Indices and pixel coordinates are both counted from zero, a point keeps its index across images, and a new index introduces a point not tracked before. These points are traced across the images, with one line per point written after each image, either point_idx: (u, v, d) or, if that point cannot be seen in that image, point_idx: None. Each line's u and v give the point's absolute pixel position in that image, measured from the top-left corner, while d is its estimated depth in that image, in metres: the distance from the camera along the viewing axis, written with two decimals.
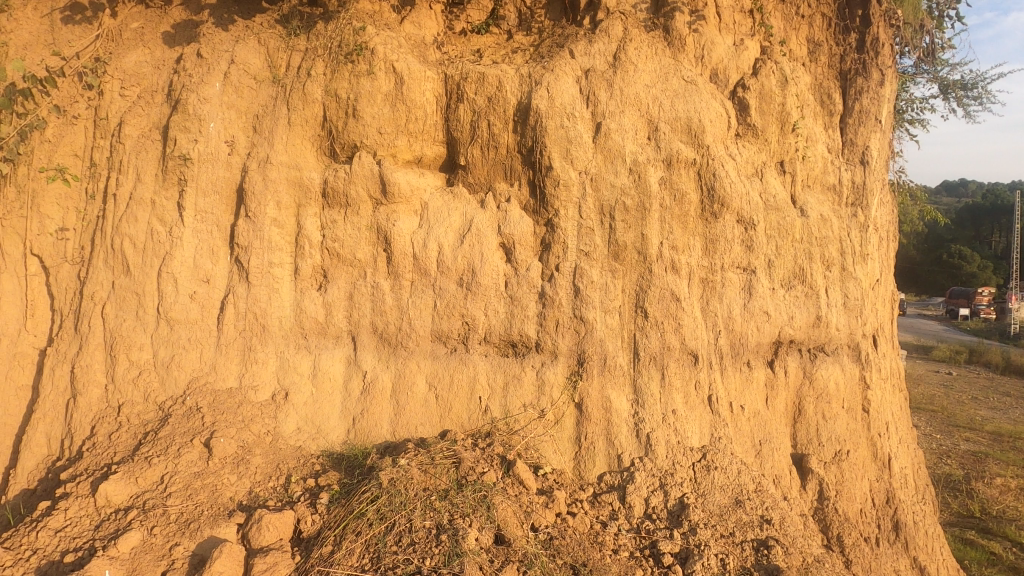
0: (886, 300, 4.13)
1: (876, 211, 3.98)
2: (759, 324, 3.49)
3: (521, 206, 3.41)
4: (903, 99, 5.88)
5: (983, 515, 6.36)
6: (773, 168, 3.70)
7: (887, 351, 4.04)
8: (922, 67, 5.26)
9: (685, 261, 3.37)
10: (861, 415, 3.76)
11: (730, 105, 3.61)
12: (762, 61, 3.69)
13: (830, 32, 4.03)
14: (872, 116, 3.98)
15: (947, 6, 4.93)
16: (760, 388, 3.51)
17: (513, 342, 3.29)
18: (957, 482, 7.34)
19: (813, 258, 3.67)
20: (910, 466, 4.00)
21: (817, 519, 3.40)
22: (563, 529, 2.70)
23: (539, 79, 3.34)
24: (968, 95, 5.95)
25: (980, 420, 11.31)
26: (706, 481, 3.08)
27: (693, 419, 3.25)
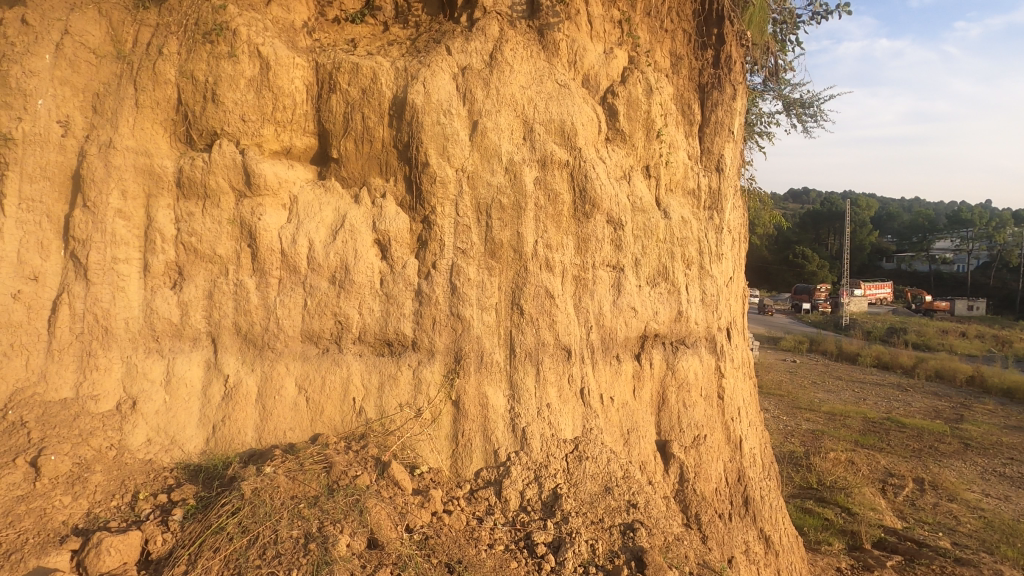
0: (737, 295, 4.54)
1: (729, 214, 4.36)
2: (626, 319, 3.69)
3: (397, 203, 3.35)
4: (754, 114, 6.47)
5: (819, 486, 7.19)
6: (639, 171, 3.92)
7: (738, 343, 4.44)
8: (769, 85, 5.82)
9: (559, 258, 3.47)
10: (717, 402, 4.09)
11: (600, 111, 3.78)
12: (630, 70, 3.89)
13: (691, 47, 4.33)
14: (725, 127, 4.35)
15: (789, 32, 5.49)
16: (628, 379, 3.71)
17: (389, 340, 3.22)
18: (799, 458, 8.25)
19: (675, 258, 3.94)
20: (759, 445, 4.42)
21: (678, 500, 3.65)
22: (438, 528, 2.68)
23: (415, 73, 3.29)
24: (807, 112, 6.66)
25: (818, 402, 12.80)
26: (578, 471, 3.20)
27: (567, 412, 3.36)
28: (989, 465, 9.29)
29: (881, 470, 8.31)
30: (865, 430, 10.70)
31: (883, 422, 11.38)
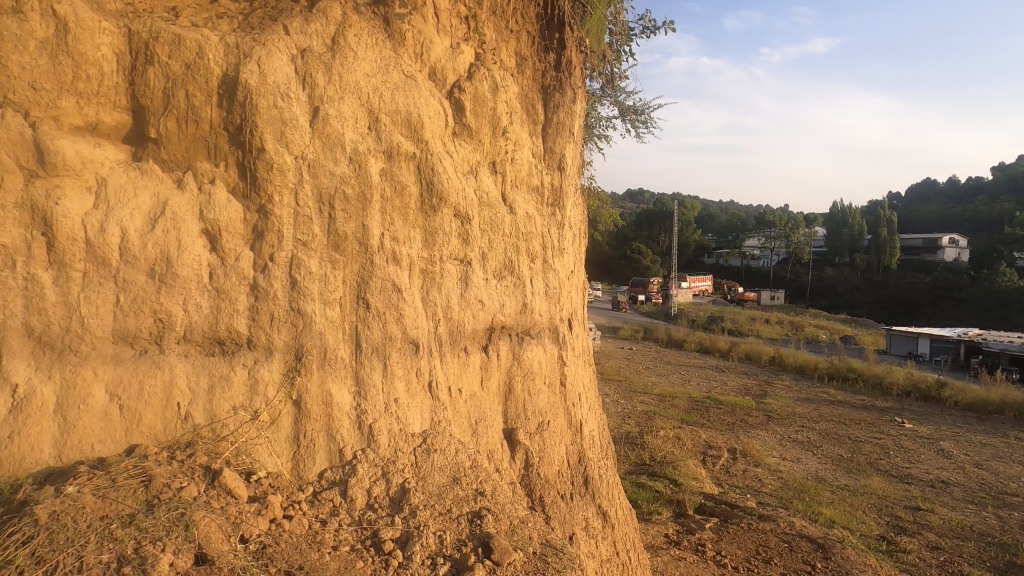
0: (578, 287, 4.82)
1: (570, 211, 4.62)
2: (474, 312, 3.77)
3: (228, 190, 3.10)
4: (593, 117, 6.88)
5: (651, 462, 7.89)
6: (486, 167, 4.00)
7: (579, 333, 4.72)
8: (606, 91, 6.23)
9: (406, 251, 3.44)
10: (560, 389, 4.32)
11: (447, 105, 3.79)
12: (476, 67, 3.95)
13: (534, 49, 4.51)
14: (566, 128, 4.61)
15: (623, 43, 5.91)
16: (476, 371, 3.78)
17: (220, 339, 2.97)
18: (635, 437, 8.98)
19: (520, 252, 4.09)
20: (598, 428, 4.74)
21: (524, 485, 3.79)
22: (277, 536, 2.53)
23: (248, 51, 3.05)
24: (639, 119, 7.22)
25: (651, 385, 14.04)
26: (426, 464, 3.20)
27: (414, 405, 3.34)
28: (785, 432, 10.81)
29: (702, 443, 9.32)
30: (689, 408, 11.92)
31: (704, 400, 12.76)
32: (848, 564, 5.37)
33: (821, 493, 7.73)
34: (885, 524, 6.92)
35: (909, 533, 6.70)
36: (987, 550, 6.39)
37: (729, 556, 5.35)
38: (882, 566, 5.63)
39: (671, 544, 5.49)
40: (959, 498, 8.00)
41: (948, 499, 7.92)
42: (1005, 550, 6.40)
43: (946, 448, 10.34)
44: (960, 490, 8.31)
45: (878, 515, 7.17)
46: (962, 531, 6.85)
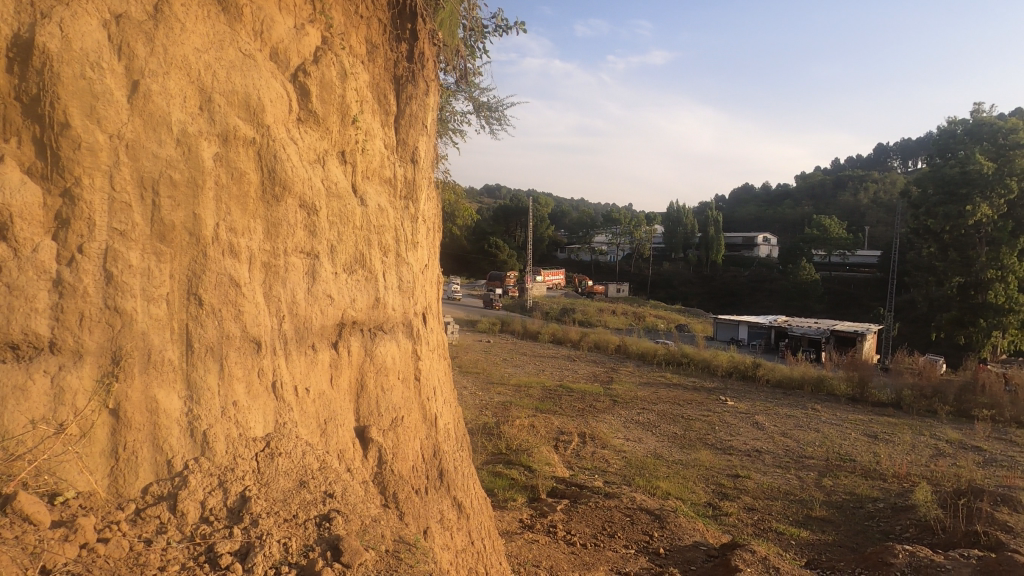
0: (433, 281, 4.81)
1: (423, 205, 4.59)
2: (322, 307, 3.61)
3: (22, 169, 2.65)
4: (448, 111, 6.88)
5: (507, 450, 8.13)
6: (334, 157, 3.84)
7: (433, 327, 4.71)
8: (460, 86, 6.26)
9: (245, 243, 3.21)
10: (414, 383, 4.28)
11: (291, 89, 3.58)
12: (322, 51, 3.78)
13: (385, 38, 4.42)
14: (419, 120, 4.58)
15: (478, 39, 5.97)
16: (325, 369, 3.63)
17: (13, 343, 2.54)
18: (492, 428, 9.19)
19: (371, 245, 3.98)
20: (453, 420, 4.77)
21: (377, 483, 3.71)
22: (90, 563, 2.24)
23: (47, 11, 2.63)
24: (493, 116, 7.34)
25: (507, 376, 14.45)
26: (269, 469, 3.01)
27: (256, 408, 3.13)
28: (628, 415, 11.66)
29: (555, 430, 9.76)
30: (543, 397, 12.43)
31: (556, 389, 13.37)
32: (680, 531, 5.92)
33: (659, 468, 8.46)
34: (711, 492, 7.74)
35: (730, 498, 7.55)
36: (790, 506, 7.39)
37: (578, 534, 5.67)
38: (708, 529, 6.30)
39: (525, 529, 5.69)
40: (769, 463, 9.18)
41: (761, 465, 9.05)
42: (804, 505, 7.46)
43: (759, 421, 11.79)
44: (770, 456, 9.52)
45: (706, 485, 8.00)
46: (772, 492, 7.86)
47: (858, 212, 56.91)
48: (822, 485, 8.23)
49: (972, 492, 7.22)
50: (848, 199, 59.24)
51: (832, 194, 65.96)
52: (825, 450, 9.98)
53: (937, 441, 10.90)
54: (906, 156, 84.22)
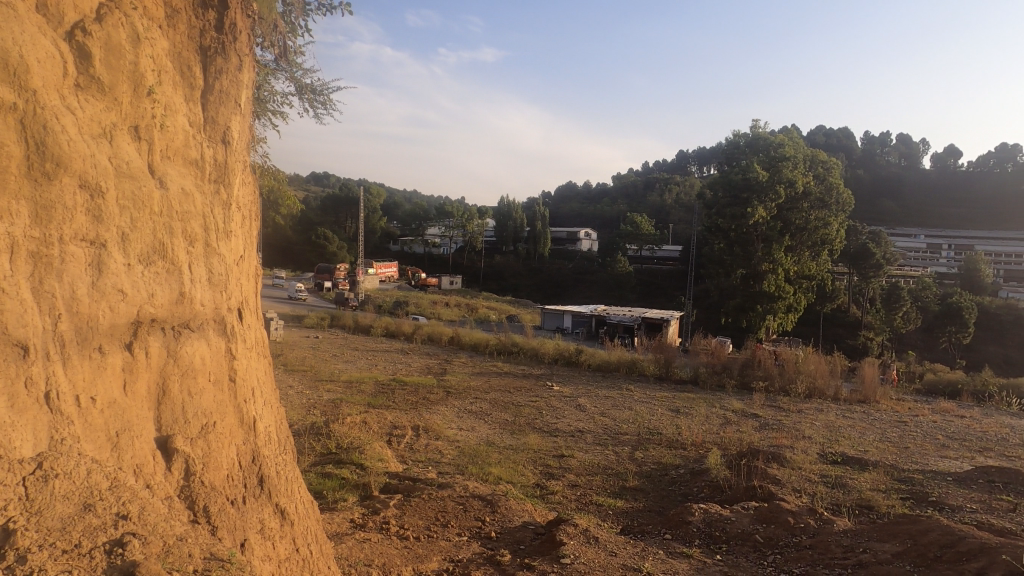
0: (248, 273, 4.44)
1: (237, 189, 4.22)
2: (112, 304, 3.15)
3: None
4: (266, 91, 6.38)
5: (337, 450, 7.83)
6: (125, 132, 3.36)
7: (250, 323, 4.35)
8: (279, 64, 5.83)
9: (4, 229, 2.67)
10: (227, 385, 3.92)
11: (66, 50, 3.06)
12: (108, 9, 3.29)
13: (188, 2, 3.96)
14: (231, 98, 4.20)
15: (299, 15, 5.59)
16: (116, 374, 3.17)
17: None
18: (320, 427, 8.78)
19: (174, 234, 3.56)
20: (274, 422, 4.45)
21: (183, 497, 3.33)
22: None
23: None
24: (317, 99, 6.96)
25: (337, 372, 13.90)
26: (43, 495, 2.55)
27: (22, 423, 2.64)
28: (461, 405, 11.84)
29: (388, 425, 9.59)
30: (376, 392, 12.14)
31: (389, 383, 13.14)
32: (509, 513, 6.16)
33: (490, 455, 8.70)
34: (538, 473, 8.14)
35: (556, 477, 8.02)
36: (608, 479, 8.05)
37: (411, 527, 5.64)
38: (536, 508, 6.64)
39: (356, 528, 5.51)
40: (590, 442, 9.90)
41: (583, 444, 9.73)
42: (619, 477, 8.17)
43: (581, 403, 12.67)
44: (591, 435, 10.27)
45: (534, 467, 8.41)
46: (592, 468, 8.50)
47: (664, 211, 63.50)
48: (635, 458, 9.07)
49: (751, 453, 8.47)
50: (656, 199, 65.79)
51: (642, 194, 72.78)
52: (637, 426, 11.02)
53: (725, 411, 12.58)
54: (701, 162, 95.66)
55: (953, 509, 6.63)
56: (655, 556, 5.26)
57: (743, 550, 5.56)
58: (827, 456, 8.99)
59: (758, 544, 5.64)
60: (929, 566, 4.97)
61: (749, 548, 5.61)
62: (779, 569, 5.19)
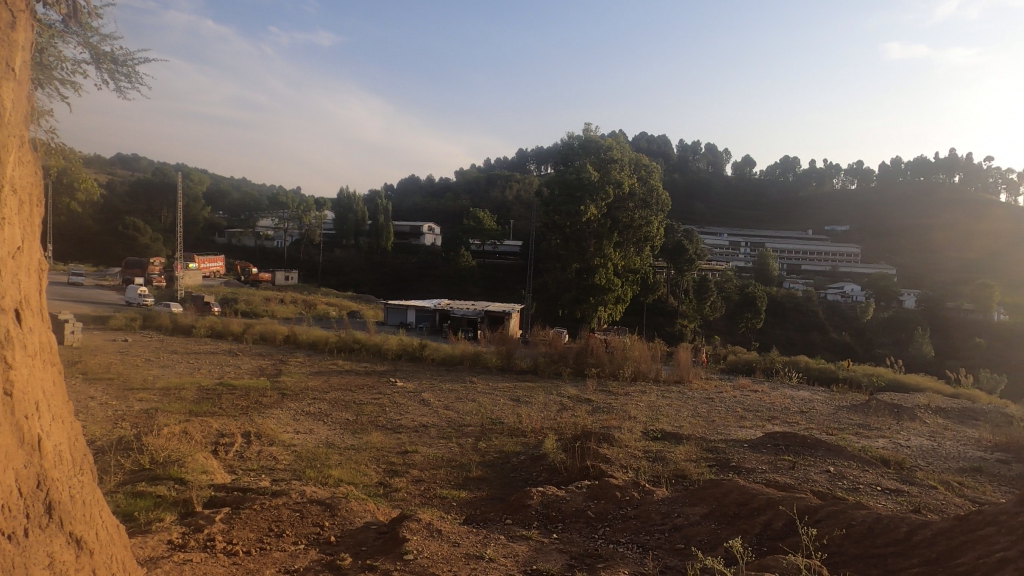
0: (29, 269, 3.80)
1: (10, 170, 3.60)
2: None
3: None
4: (51, 57, 5.47)
5: (151, 465, 7.01)
6: None
7: (32, 328, 3.73)
8: (68, 27, 5.05)
9: None
10: (2, 401, 3.31)
11: None
12: None
13: None
14: (3, 63, 3.55)
15: None
16: None
17: None
18: (131, 441, 7.80)
19: None
20: (66, 440, 3.85)
21: None
22: None
23: None
24: (119, 70, 6.12)
25: (151, 379, 12.41)
26: None
27: None
28: (298, 407, 11.19)
29: (214, 433, 8.79)
30: (198, 399, 11.04)
31: (214, 388, 12.02)
32: (351, 516, 5.96)
33: (330, 457, 8.34)
34: (381, 471, 7.97)
35: (399, 474, 7.92)
36: (452, 472, 8.13)
37: (240, 541, 5.23)
38: (378, 507, 6.50)
39: (175, 550, 4.98)
40: (434, 436, 9.90)
41: (427, 439, 9.71)
42: (463, 469, 8.29)
43: (426, 398, 12.62)
44: (435, 429, 10.29)
45: (377, 465, 8.21)
46: (436, 462, 8.52)
47: (505, 206, 65.37)
48: (477, 448, 9.25)
49: (584, 436, 9.05)
50: (497, 195, 67.48)
51: (484, 189, 74.28)
52: (479, 416, 11.25)
53: (561, 397, 13.30)
54: (540, 160, 99.87)
55: (747, 471, 7.68)
56: (497, 542, 5.42)
57: (577, 527, 5.92)
58: (649, 433, 9.90)
59: (590, 519, 6.05)
60: (729, 522, 5.72)
61: (582, 524, 5.99)
62: (607, 539, 5.62)
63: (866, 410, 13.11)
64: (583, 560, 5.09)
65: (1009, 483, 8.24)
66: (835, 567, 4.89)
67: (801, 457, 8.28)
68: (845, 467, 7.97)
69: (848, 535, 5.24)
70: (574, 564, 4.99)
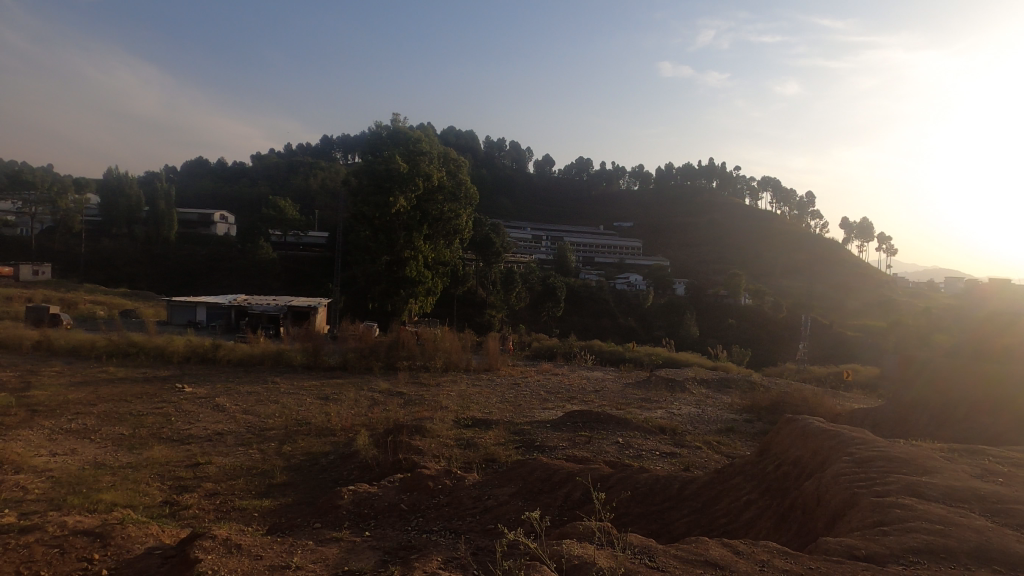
0: None
1: None
2: None
3: None
4: None
5: None
6: None
7: None
8: None
9: None
10: None
11: None
12: None
13: None
14: None
15: None
16: None
17: None
18: None
19: None
20: None
21: None
22: None
23: None
24: None
25: None
26: None
27: None
28: (55, 425, 9.46)
29: None
30: None
31: None
32: (128, 544, 5.21)
33: (101, 479, 7.21)
34: (167, 489, 7.10)
35: (190, 489, 7.13)
36: (253, 480, 7.53)
37: None
38: (163, 529, 5.78)
39: None
40: (231, 444, 9.07)
41: (222, 447, 8.85)
42: (266, 476, 7.72)
43: (220, 403, 11.48)
44: (231, 436, 9.43)
45: (161, 483, 7.29)
46: (234, 471, 7.82)
47: (309, 195, 61.91)
48: (281, 453, 8.66)
49: (396, 429, 8.96)
50: (300, 183, 63.57)
51: (285, 176, 69.56)
52: (283, 418, 10.56)
53: (372, 392, 13.02)
54: (347, 149, 96.29)
55: (550, 449, 8.26)
56: (304, 548, 5.15)
57: (391, 521, 5.86)
58: (460, 421, 10.14)
59: (403, 512, 6.04)
60: (534, 498, 6.10)
61: (395, 517, 5.95)
62: (420, 530, 5.66)
63: (648, 385, 14.84)
64: (396, 553, 5.05)
65: (751, 437, 9.98)
66: (623, 526, 5.50)
67: (595, 432, 9.13)
68: (630, 437, 8.98)
69: (633, 496, 5.89)
70: (388, 559, 4.95)
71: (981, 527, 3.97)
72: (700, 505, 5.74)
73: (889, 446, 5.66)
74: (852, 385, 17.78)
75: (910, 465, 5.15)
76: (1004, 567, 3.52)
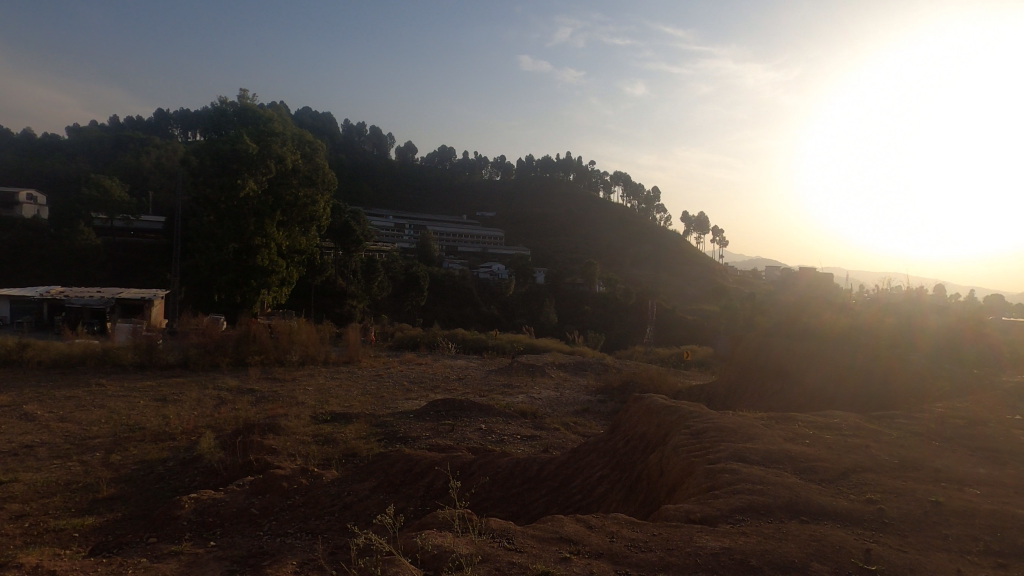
0: None
1: None
2: None
3: None
4: None
5: None
6: None
7: None
8: None
9: None
10: None
11: None
12: None
13: None
14: None
15: None
16: None
17: None
18: None
19: None
20: None
21: None
22: None
23: None
24: None
25: None
26: None
27: None
28: None
29: None
30: None
31: None
32: None
33: None
34: None
35: None
36: (72, 496, 6.62)
37: None
38: None
39: None
40: (44, 457, 7.90)
41: (32, 462, 7.68)
42: (88, 490, 6.82)
43: (29, 411, 9.94)
44: (43, 448, 8.20)
45: None
46: (47, 488, 6.82)
47: (141, 174, 55.35)
48: (108, 463, 7.71)
49: (246, 429, 8.35)
50: (129, 160, 56.61)
51: (110, 153, 61.55)
52: (109, 424, 9.40)
53: (218, 391, 12.01)
54: (187, 127, 87.55)
55: (412, 439, 8.17)
56: (137, 566, 4.64)
57: (239, 528, 5.46)
58: (319, 417, 9.69)
59: (253, 517, 5.64)
60: (396, 490, 6.01)
61: (245, 523, 5.55)
62: (273, 533, 5.34)
63: (509, 371, 15.19)
64: (247, 561, 4.73)
65: (603, 416, 10.64)
66: (485, 511, 5.62)
67: (458, 420, 9.18)
68: (493, 423, 9.14)
69: (494, 481, 6.01)
70: (237, 568, 4.60)
71: (792, 484, 4.56)
72: (557, 484, 6.00)
73: (720, 417, 6.29)
74: (691, 364, 19.60)
75: (736, 433, 5.77)
76: (810, 517, 4.06)
